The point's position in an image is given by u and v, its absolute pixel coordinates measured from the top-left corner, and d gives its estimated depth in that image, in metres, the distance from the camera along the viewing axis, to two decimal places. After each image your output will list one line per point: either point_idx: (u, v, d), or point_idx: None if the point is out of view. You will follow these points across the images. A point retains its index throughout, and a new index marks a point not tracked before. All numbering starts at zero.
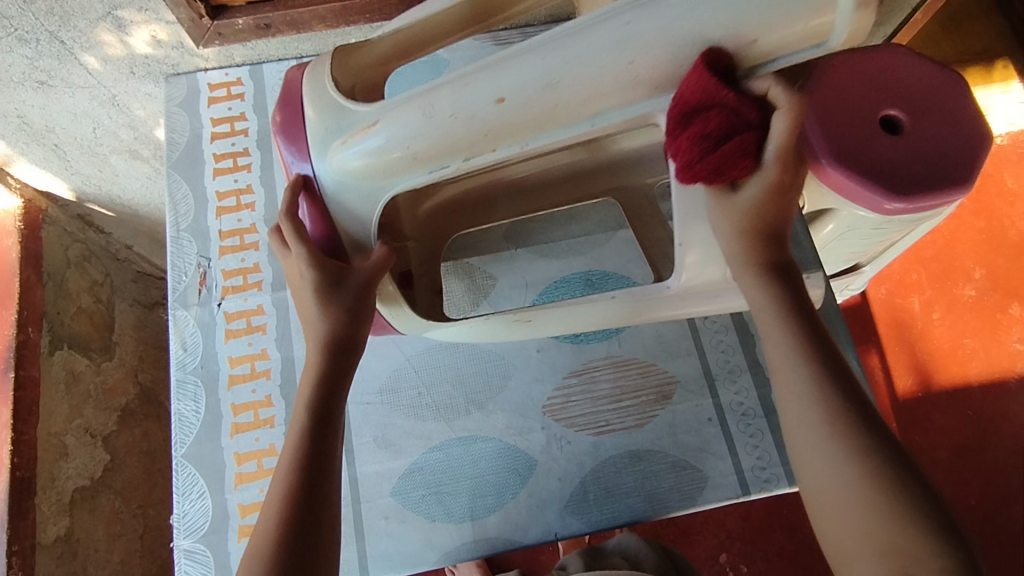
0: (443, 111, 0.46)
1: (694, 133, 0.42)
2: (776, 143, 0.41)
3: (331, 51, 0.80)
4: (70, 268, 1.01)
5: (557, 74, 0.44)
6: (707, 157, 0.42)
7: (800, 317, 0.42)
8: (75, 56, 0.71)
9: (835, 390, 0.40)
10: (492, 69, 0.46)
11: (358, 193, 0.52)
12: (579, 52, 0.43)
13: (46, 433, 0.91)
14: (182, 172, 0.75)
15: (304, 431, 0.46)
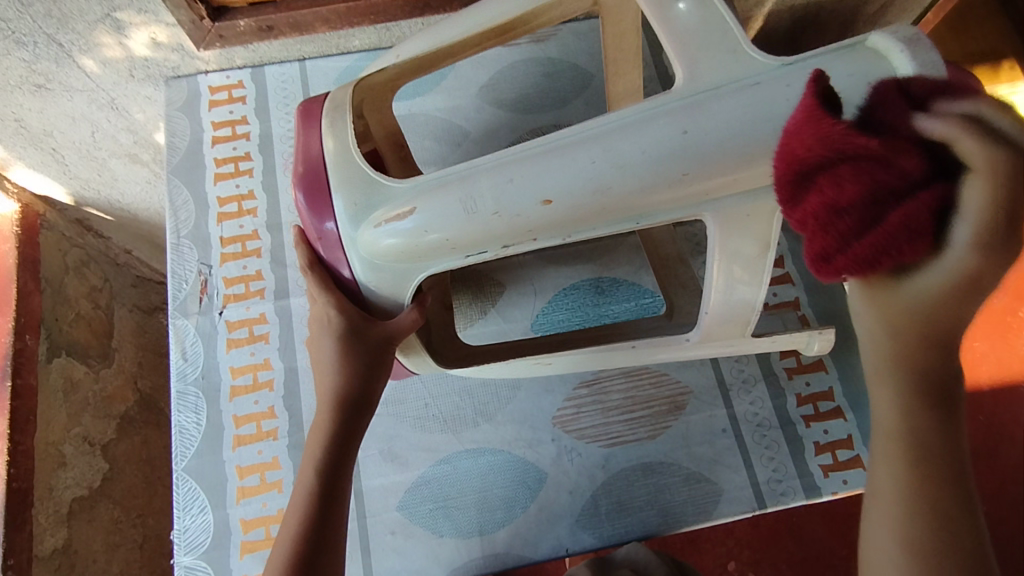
0: (486, 208, 0.43)
1: (824, 216, 0.31)
2: (978, 209, 0.28)
3: (333, 53, 0.78)
4: (69, 274, 0.99)
5: (606, 169, 0.41)
6: (853, 241, 0.31)
7: (929, 380, 0.35)
8: (72, 59, 0.69)
9: (928, 433, 0.35)
10: (535, 157, 0.42)
11: (390, 272, 0.48)
12: (626, 143, 0.41)
13: (43, 443, 0.89)
14: (182, 177, 0.74)
15: (311, 495, 0.50)
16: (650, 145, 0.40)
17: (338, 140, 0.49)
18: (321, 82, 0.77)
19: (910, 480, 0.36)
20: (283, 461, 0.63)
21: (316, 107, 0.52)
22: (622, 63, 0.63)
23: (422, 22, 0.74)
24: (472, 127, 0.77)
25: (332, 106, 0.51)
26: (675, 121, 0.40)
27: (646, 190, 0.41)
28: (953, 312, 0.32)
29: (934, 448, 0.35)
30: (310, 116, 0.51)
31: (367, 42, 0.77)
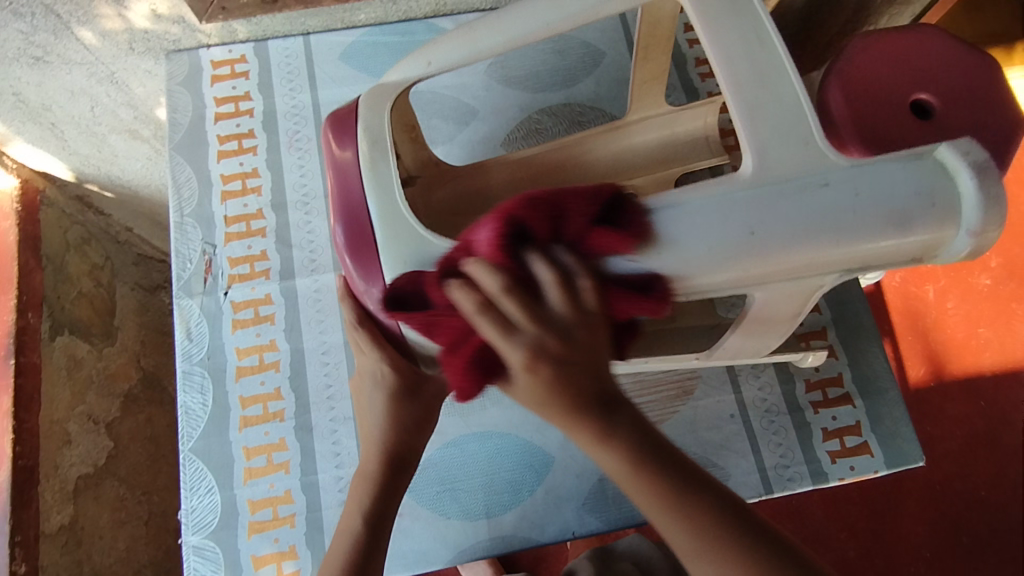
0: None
1: (465, 345, 0.40)
2: (528, 317, 0.36)
3: (339, 28, 0.76)
4: (70, 251, 0.98)
5: (671, 263, 0.39)
6: (474, 361, 0.40)
7: (643, 454, 0.39)
8: (71, 30, 0.68)
9: (683, 498, 0.38)
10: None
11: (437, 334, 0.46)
12: (688, 232, 0.39)
13: (48, 421, 0.89)
14: (185, 154, 0.72)
15: (357, 535, 0.51)
16: (717, 241, 0.39)
17: (383, 190, 0.48)
18: (326, 57, 0.75)
19: (685, 514, 0.38)
20: (291, 442, 0.63)
21: (351, 143, 0.50)
22: (652, 47, 0.64)
23: None
24: (480, 106, 0.75)
25: (369, 145, 0.50)
26: (743, 218, 0.39)
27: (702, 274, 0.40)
28: (578, 384, 0.37)
29: (675, 479, 0.39)
30: (346, 155, 0.50)
31: (374, 16, 0.76)
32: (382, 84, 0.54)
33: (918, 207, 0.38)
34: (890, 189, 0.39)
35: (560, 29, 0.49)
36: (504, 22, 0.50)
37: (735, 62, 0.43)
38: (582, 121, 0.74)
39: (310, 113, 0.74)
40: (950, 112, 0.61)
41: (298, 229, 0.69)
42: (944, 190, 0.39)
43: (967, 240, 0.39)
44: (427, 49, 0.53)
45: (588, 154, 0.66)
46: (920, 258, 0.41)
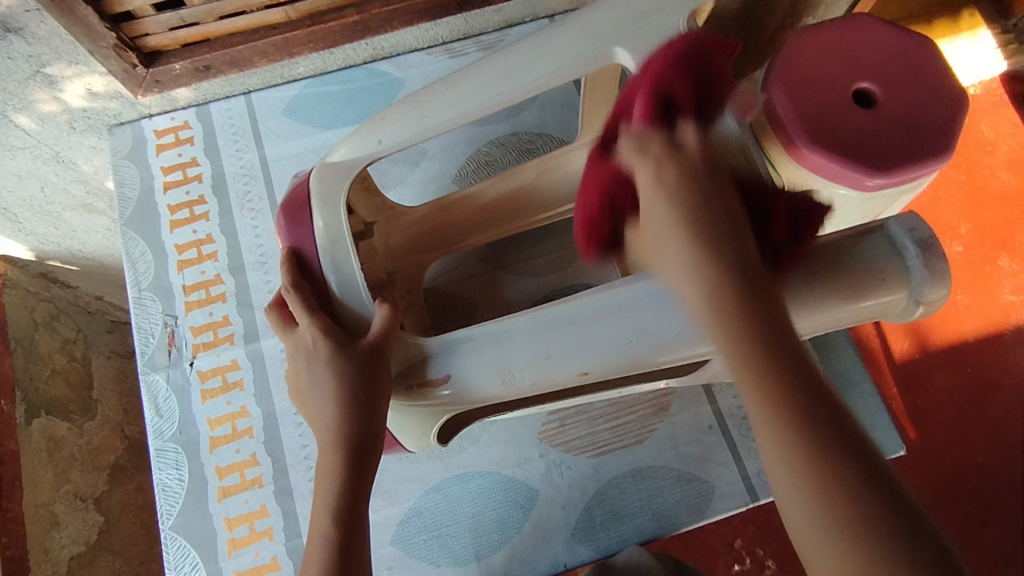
0: (524, 379, 0.47)
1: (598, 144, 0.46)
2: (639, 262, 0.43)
3: (279, 82, 0.76)
4: (38, 330, 0.97)
5: (640, 348, 0.44)
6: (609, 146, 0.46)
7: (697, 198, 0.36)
8: (7, 118, 0.67)
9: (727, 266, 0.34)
10: (569, 326, 0.45)
11: (416, 418, 0.53)
12: (660, 318, 0.44)
13: (33, 505, 0.88)
14: (137, 227, 0.72)
15: None
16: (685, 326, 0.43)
17: (347, 288, 0.50)
18: (269, 114, 0.75)
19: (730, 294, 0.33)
20: (271, 508, 0.62)
21: (308, 235, 0.51)
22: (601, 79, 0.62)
23: (365, 42, 0.73)
24: (428, 145, 0.75)
25: (328, 240, 0.51)
26: None
27: (661, 344, 0.44)
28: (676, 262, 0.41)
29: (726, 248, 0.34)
30: (304, 246, 0.51)
31: (312, 68, 0.75)
32: (330, 161, 0.54)
33: (874, 280, 0.46)
34: (851, 265, 0.45)
35: (511, 97, 0.50)
36: (453, 93, 0.51)
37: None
38: (531, 149, 0.74)
39: (258, 172, 0.74)
40: (891, 94, 0.62)
41: (258, 290, 0.69)
42: (899, 268, 0.46)
43: (919, 307, 0.46)
44: (376, 126, 0.53)
45: (547, 195, 0.66)
46: (884, 314, 0.48)
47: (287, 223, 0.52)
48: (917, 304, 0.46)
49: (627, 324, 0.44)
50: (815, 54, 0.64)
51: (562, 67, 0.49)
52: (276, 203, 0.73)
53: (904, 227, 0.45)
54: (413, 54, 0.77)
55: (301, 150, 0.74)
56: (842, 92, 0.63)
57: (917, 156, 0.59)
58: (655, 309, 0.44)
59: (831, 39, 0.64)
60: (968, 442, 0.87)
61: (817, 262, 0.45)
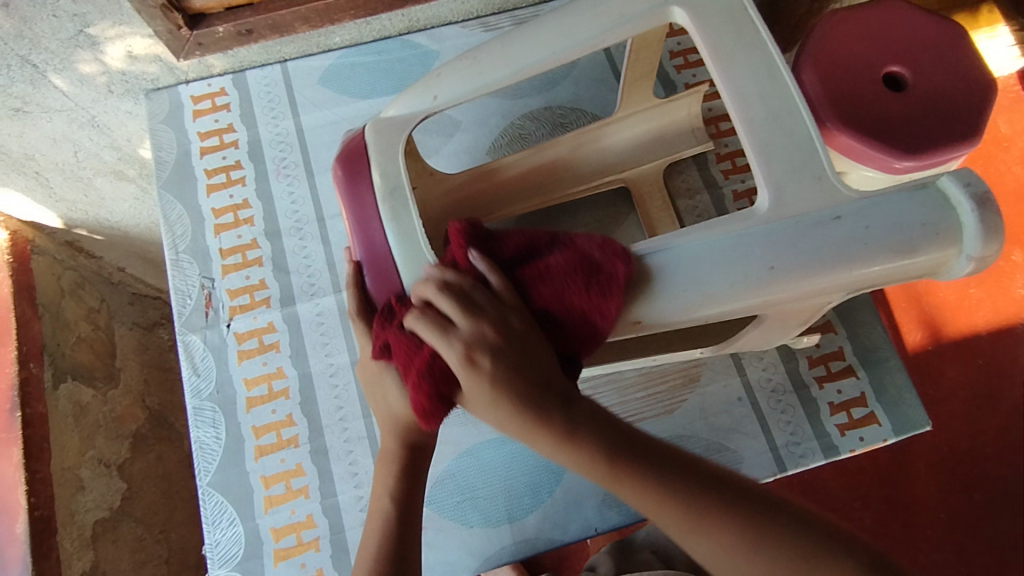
0: None
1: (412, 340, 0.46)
2: (436, 330, 0.44)
3: (315, 52, 0.76)
4: (65, 297, 0.98)
5: (693, 297, 0.44)
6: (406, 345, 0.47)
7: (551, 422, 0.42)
8: (47, 78, 0.68)
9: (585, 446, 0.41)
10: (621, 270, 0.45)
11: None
12: (712, 271, 0.43)
13: (60, 468, 0.88)
14: (174, 191, 0.73)
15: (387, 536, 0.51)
16: (739, 276, 0.43)
17: (404, 239, 0.50)
18: (305, 83, 0.76)
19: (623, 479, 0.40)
20: (307, 467, 0.63)
21: (365, 188, 0.52)
22: (644, 49, 0.61)
23: (402, 12, 0.73)
24: (462, 116, 0.76)
25: (385, 191, 0.51)
26: (763, 255, 0.43)
27: (709, 291, 0.44)
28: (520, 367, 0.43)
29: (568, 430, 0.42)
30: (363, 201, 0.52)
31: (348, 38, 0.76)
32: (382, 117, 0.55)
33: (922, 235, 0.42)
34: (900, 220, 0.42)
35: (565, 57, 0.51)
36: (508, 53, 0.52)
37: (747, 94, 0.46)
38: (564, 123, 0.75)
39: (294, 140, 0.74)
40: (920, 80, 0.62)
41: (294, 254, 0.70)
42: (950, 222, 0.42)
43: (969, 262, 0.43)
44: (429, 83, 0.54)
45: (583, 166, 0.67)
46: (930, 273, 0.44)
47: (345, 175, 0.53)
48: (966, 261, 0.43)
49: (680, 275, 0.44)
50: (846, 38, 0.64)
51: (616, 29, 0.50)
52: (312, 169, 0.73)
53: (957, 181, 0.42)
54: (448, 27, 0.78)
55: (335, 119, 0.75)
56: (874, 74, 0.63)
57: (944, 141, 0.60)
58: (704, 265, 0.44)
59: (859, 24, 0.64)
60: (981, 427, 0.88)
61: (869, 215, 0.43)
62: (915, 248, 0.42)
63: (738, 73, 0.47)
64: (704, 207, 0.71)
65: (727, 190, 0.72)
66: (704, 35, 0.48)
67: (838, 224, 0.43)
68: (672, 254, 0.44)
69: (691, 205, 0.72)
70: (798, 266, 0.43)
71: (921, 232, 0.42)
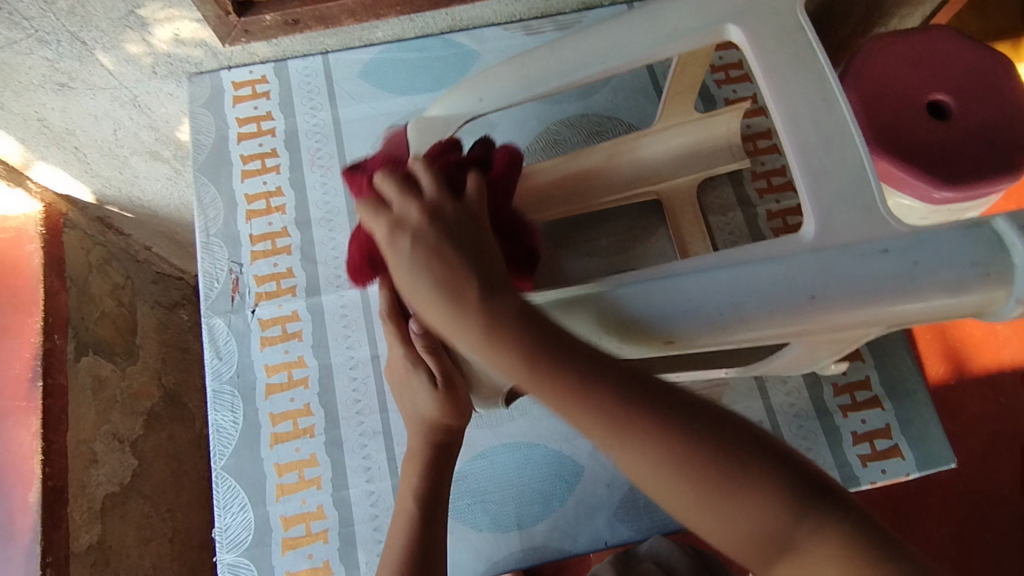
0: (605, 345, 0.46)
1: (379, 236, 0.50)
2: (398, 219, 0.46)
3: (356, 45, 0.77)
4: (92, 272, 0.99)
5: (730, 321, 0.43)
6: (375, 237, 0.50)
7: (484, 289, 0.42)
8: (95, 56, 0.69)
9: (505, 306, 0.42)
10: (657, 290, 0.44)
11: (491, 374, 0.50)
12: (755, 292, 0.43)
13: (75, 441, 0.90)
14: (209, 174, 0.73)
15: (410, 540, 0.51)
16: (780, 305, 0.42)
17: None
18: (345, 75, 0.76)
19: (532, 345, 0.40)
20: (321, 458, 0.63)
21: None
22: (692, 62, 0.59)
23: (446, 11, 0.74)
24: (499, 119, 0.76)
25: None
26: (804, 284, 0.42)
27: (747, 317, 0.43)
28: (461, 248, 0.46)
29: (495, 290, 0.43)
30: None
31: (390, 33, 0.76)
32: (427, 115, 0.57)
33: (970, 276, 0.40)
34: (949, 256, 0.41)
35: (619, 69, 0.52)
36: (559, 61, 0.53)
37: (800, 118, 0.46)
38: (600, 131, 0.75)
39: (331, 131, 0.75)
40: (967, 110, 0.61)
41: (323, 245, 0.70)
42: (1001, 264, 0.40)
43: (1019, 306, 0.40)
44: (478, 83, 0.56)
45: (617, 175, 0.67)
46: (975, 312, 0.42)
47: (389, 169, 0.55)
48: (1016, 304, 0.40)
49: (720, 295, 0.43)
50: (891, 62, 0.63)
51: (666, 45, 0.50)
52: (346, 162, 0.74)
53: (1013, 221, 0.40)
54: (491, 28, 0.78)
55: (373, 114, 0.75)
56: (919, 101, 0.62)
57: (987, 173, 0.59)
58: (743, 288, 0.43)
59: (908, 49, 0.63)
60: (1003, 469, 0.86)
61: (917, 249, 0.41)
62: (961, 287, 0.40)
63: (791, 93, 0.46)
64: (737, 225, 0.71)
65: (761, 210, 0.71)
66: (758, 54, 0.48)
67: (886, 257, 0.41)
68: (716, 275, 0.43)
69: (723, 221, 0.71)
70: (845, 291, 0.41)
71: (969, 271, 0.40)
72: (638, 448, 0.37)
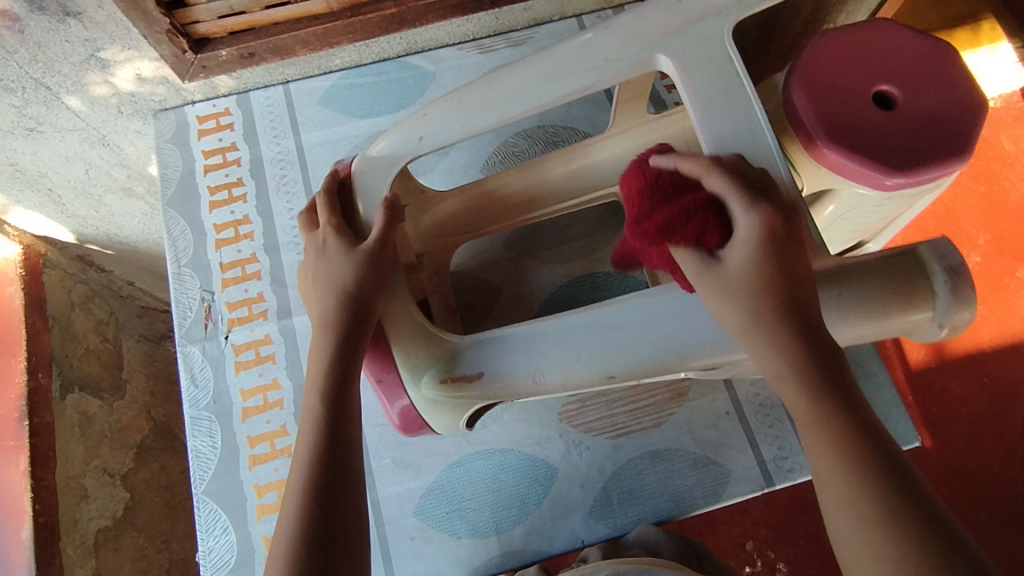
0: (553, 379, 0.50)
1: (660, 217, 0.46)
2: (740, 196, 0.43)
3: (315, 73, 0.79)
4: (75, 310, 1.00)
5: (666, 355, 0.47)
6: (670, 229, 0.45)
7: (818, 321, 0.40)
8: (60, 100, 0.71)
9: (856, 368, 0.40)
10: (595, 326, 0.49)
11: (447, 407, 0.55)
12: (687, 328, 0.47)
13: (65, 477, 0.91)
14: (178, 207, 0.75)
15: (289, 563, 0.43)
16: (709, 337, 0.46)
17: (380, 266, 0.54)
18: (306, 103, 0.78)
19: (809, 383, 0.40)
20: None
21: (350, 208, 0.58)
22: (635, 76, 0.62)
23: (400, 36, 0.76)
24: None
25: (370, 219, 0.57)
26: None
27: (668, 352, 0.47)
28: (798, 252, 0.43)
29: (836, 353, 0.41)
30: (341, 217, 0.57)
31: (348, 60, 0.78)
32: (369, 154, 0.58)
33: (892, 302, 0.44)
34: (872, 285, 0.44)
35: (550, 102, 0.54)
36: (494, 92, 0.55)
37: (728, 152, 0.47)
38: (556, 141, 0.77)
39: (295, 158, 0.77)
40: (909, 99, 0.63)
41: (292, 268, 0.72)
42: (922, 292, 0.44)
43: (943, 328, 0.44)
44: (416, 122, 0.57)
45: (568, 182, 0.67)
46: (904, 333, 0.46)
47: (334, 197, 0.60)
48: (940, 326, 0.44)
49: (655, 333, 0.47)
50: (834, 57, 0.65)
51: (606, 78, 0.52)
52: (311, 186, 0.76)
53: (934, 252, 0.44)
54: (445, 49, 0.80)
55: (335, 138, 0.77)
56: (863, 93, 0.64)
57: (935, 158, 0.60)
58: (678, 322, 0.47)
59: (848, 44, 0.65)
60: (982, 446, 0.88)
61: (840, 279, 0.44)
62: (884, 313, 0.44)
63: (706, 94, 0.49)
64: None
65: None
66: (689, 90, 0.49)
67: (809, 287, 0.45)
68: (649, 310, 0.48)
69: None
70: None
71: (888, 298, 0.44)
72: (865, 515, 0.37)
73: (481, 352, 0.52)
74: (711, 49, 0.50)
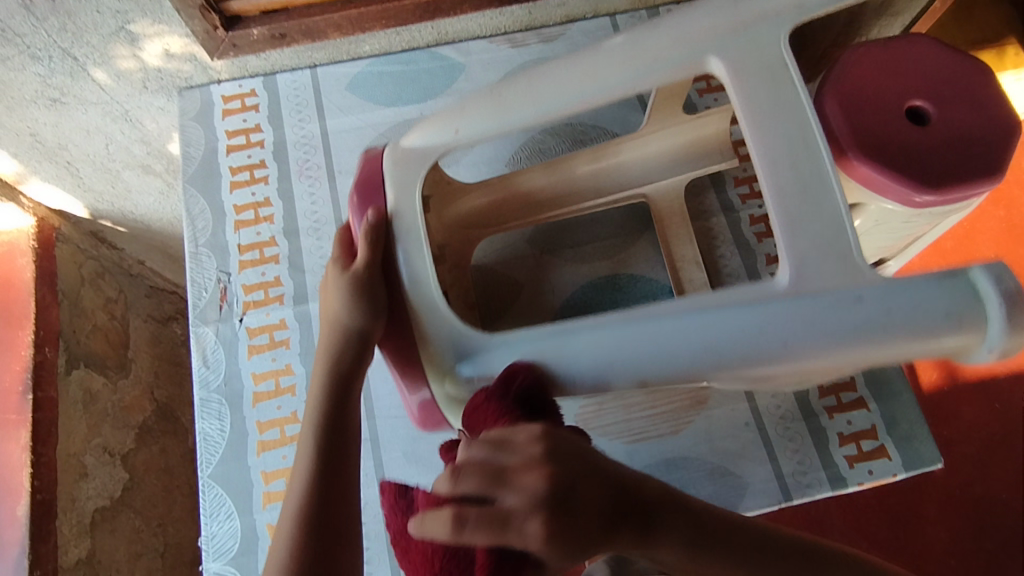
0: (585, 384, 0.48)
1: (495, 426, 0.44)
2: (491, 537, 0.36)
3: (344, 59, 0.78)
4: (84, 285, 0.99)
5: (703, 363, 0.45)
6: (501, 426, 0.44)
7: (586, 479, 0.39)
8: (86, 71, 0.70)
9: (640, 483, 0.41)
10: (634, 334, 0.46)
11: None
12: (723, 342, 0.45)
13: (65, 454, 0.89)
14: (198, 186, 0.74)
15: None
16: (750, 354, 0.44)
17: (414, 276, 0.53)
18: (332, 88, 0.77)
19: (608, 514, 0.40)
20: None
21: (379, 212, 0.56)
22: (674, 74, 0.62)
23: (431, 24, 0.75)
24: None
25: (401, 227, 0.54)
26: (777, 333, 0.44)
27: (701, 367, 0.46)
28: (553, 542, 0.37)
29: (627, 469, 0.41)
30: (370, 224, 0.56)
31: (377, 47, 0.77)
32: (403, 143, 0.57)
33: (943, 322, 0.43)
34: (922, 306, 0.43)
35: (595, 101, 0.52)
36: (537, 82, 0.54)
37: (777, 165, 0.46)
38: (584, 140, 0.76)
39: (319, 143, 0.76)
40: (944, 116, 0.62)
41: (311, 254, 0.71)
42: (975, 313, 0.43)
43: (991, 353, 0.43)
44: (452, 116, 0.56)
45: (599, 182, 0.66)
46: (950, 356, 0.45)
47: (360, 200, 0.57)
48: (989, 352, 0.43)
49: (694, 341, 0.45)
50: (870, 68, 0.63)
51: (649, 75, 0.51)
52: (334, 172, 0.75)
53: (988, 275, 0.42)
54: (476, 42, 0.79)
55: (360, 125, 0.76)
56: (898, 107, 0.62)
57: (966, 179, 0.60)
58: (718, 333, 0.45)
59: (885, 57, 0.64)
60: (995, 474, 0.86)
61: (890, 297, 0.43)
62: (934, 335, 0.43)
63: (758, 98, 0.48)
64: (720, 229, 0.72)
65: (744, 215, 0.72)
66: (739, 89, 0.49)
67: (859, 305, 0.43)
68: (686, 322, 0.46)
69: (706, 227, 0.72)
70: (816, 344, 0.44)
71: (939, 321, 0.43)
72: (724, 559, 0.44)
73: (504, 357, 0.49)
74: (757, 51, 0.49)
